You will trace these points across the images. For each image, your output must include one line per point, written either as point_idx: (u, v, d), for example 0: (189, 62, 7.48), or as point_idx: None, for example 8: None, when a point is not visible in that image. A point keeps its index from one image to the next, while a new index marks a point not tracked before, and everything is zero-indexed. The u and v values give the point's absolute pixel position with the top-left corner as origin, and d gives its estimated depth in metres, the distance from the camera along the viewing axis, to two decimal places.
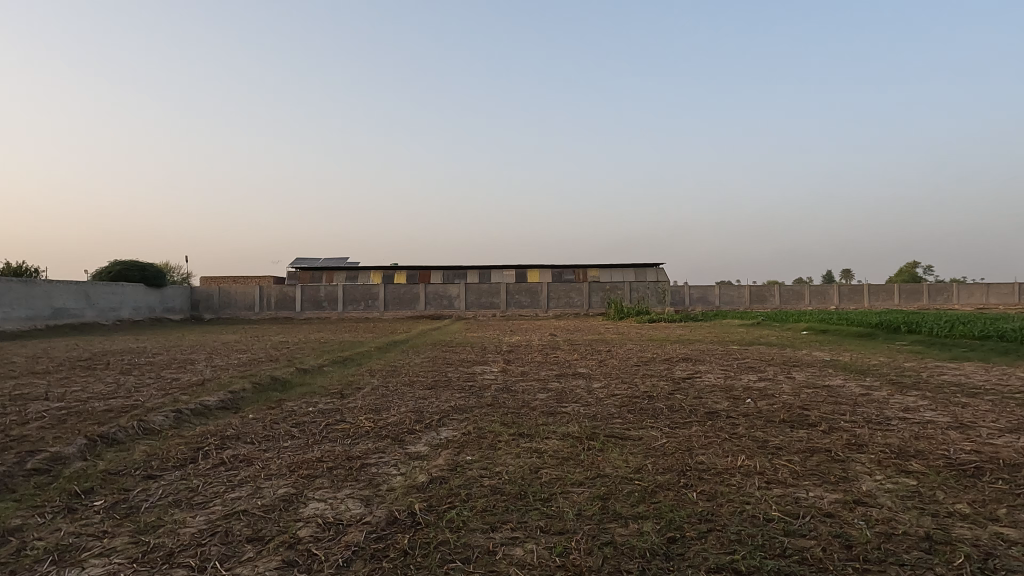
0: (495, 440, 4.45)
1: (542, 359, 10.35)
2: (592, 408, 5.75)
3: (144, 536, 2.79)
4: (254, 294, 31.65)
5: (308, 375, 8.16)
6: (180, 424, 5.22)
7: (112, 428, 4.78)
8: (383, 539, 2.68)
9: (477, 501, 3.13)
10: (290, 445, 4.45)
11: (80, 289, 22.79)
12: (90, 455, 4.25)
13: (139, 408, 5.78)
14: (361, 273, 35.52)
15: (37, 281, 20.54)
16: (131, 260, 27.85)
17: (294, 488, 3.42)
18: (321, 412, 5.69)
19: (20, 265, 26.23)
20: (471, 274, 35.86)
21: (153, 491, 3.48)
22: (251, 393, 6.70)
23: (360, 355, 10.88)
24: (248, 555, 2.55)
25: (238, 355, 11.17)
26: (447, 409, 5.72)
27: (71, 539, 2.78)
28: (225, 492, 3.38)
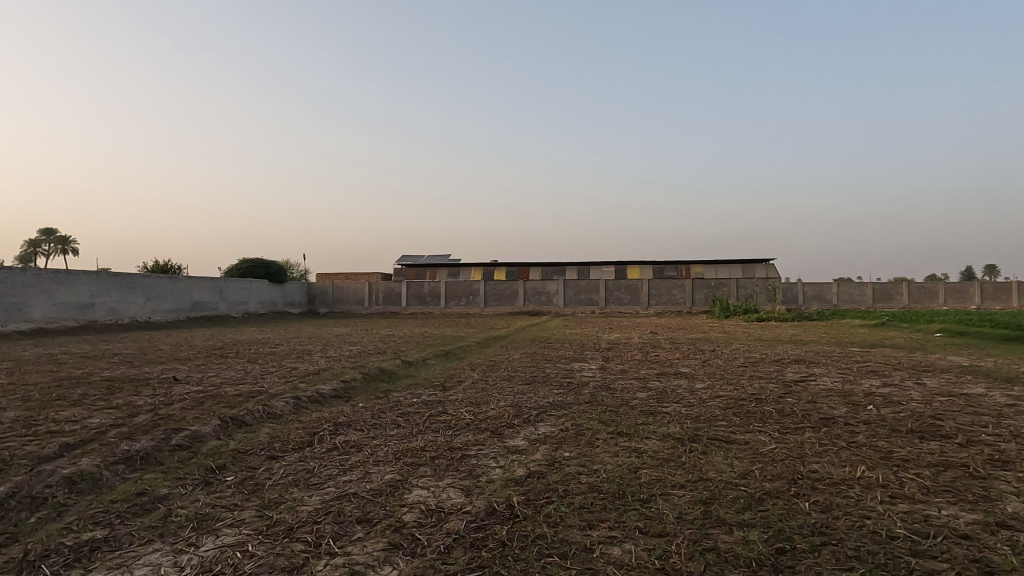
0: (593, 438, 4.43)
1: (642, 357, 10.11)
2: (696, 409, 5.54)
3: (268, 511, 3.04)
4: (364, 290, 33.49)
5: (413, 368, 8.54)
6: (299, 410, 5.64)
7: (241, 412, 5.25)
8: (482, 529, 2.75)
9: (575, 497, 3.13)
10: (396, 434, 4.67)
11: (215, 285, 25.22)
12: (222, 435, 4.69)
13: (263, 393, 6.31)
14: (463, 269, 36.55)
15: (181, 277, 22.92)
16: (257, 258, 30.53)
17: (399, 474, 3.60)
18: (425, 403, 5.93)
19: (166, 264, 29.56)
20: (571, 270, 35.77)
21: (276, 470, 3.79)
22: (362, 383, 7.10)
23: (461, 349, 11.15)
24: (358, 535, 2.71)
25: (349, 347, 11.89)
26: (544, 405, 5.75)
27: (207, 509, 3.09)
28: (338, 475, 3.62)
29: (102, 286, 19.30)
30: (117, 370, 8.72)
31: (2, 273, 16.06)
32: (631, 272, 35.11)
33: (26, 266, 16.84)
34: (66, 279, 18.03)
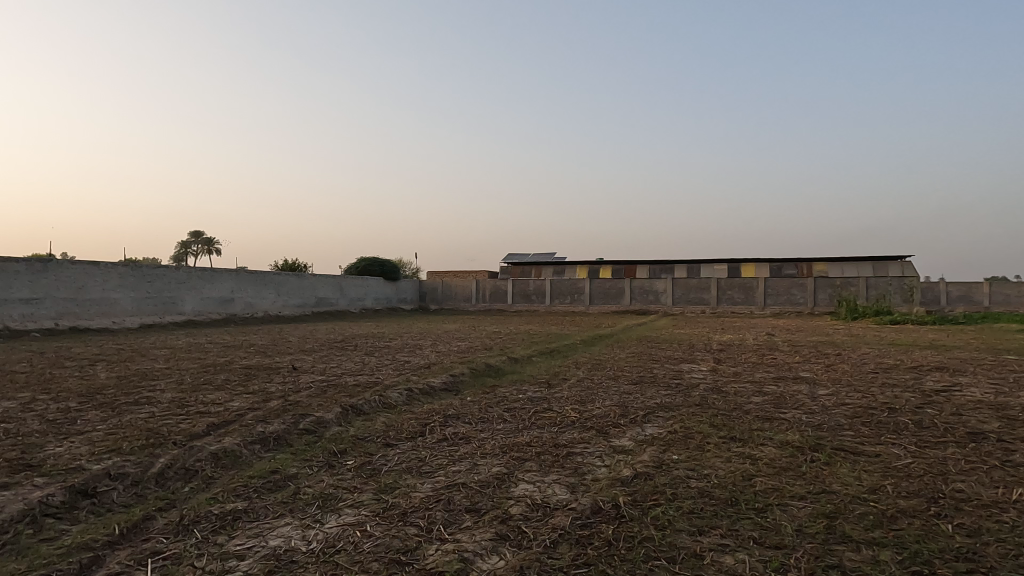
0: (703, 442, 4.27)
1: (757, 360, 9.58)
2: (818, 417, 5.17)
3: (384, 495, 3.22)
4: (472, 288, 34.44)
5: (518, 364, 8.66)
6: (412, 401, 5.92)
7: (360, 401, 5.60)
8: (587, 527, 2.75)
9: (684, 502, 3.04)
10: (503, 428, 4.76)
11: (336, 281, 27.00)
12: (343, 422, 5.03)
13: (379, 384, 6.69)
14: (568, 267, 36.52)
15: (306, 274, 24.78)
16: (373, 257, 32.44)
17: (506, 468, 3.67)
18: (531, 399, 6.00)
19: (294, 262, 32.13)
20: (680, 268, 34.60)
21: (391, 457, 4.00)
22: (470, 378, 7.31)
23: (566, 347, 11.15)
24: (467, 524, 2.81)
25: (458, 343, 12.30)
26: (651, 405, 5.62)
27: (331, 489, 3.33)
28: (447, 465, 3.76)
29: (241, 283, 21.33)
30: (253, 359, 9.62)
31: (161, 271, 18.23)
32: (745, 270, 33.37)
33: (180, 265, 18.99)
34: (212, 276, 20.11)
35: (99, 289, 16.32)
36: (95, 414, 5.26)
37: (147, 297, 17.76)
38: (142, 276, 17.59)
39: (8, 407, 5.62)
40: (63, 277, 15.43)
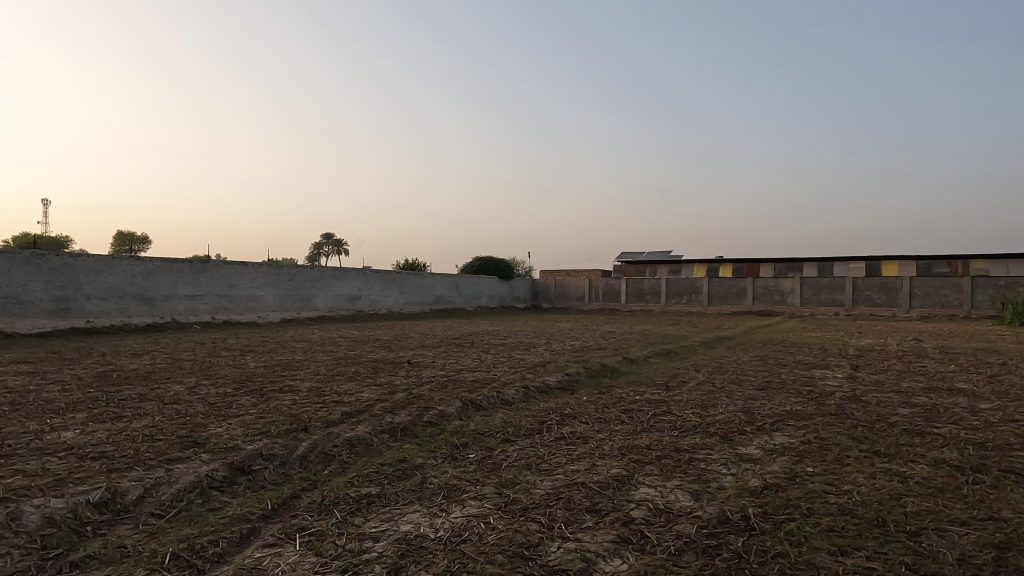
0: (842, 454, 3.94)
1: (903, 368, 8.69)
2: (980, 434, 4.59)
3: (506, 490, 3.30)
4: (585, 287, 34.29)
5: (634, 365, 8.50)
6: (528, 399, 6.01)
7: (479, 396, 5.77)
8: (714, 537, 2.64)
9: (822, 518, 2.83)
10: (620, 429, 4.70)
11: (453, 280, 28.01)
12: (463, 416, 5.22)
13: (496, 381, 6.85)
14: (685, 266, 35.27)
15: (425, 273, 25.95)
16: (489, 257, 33.49)
17: (625, 470, 3.62)
18: (649, 401, 5.86)
19: (415, 262, 33.76)
20: (809, 267, 32.21)
21: (510, 453, 4.09)
22: (585, 378, 7.28)
23: (684, 349, 10.78)
24: (588, 524, 2.80)
25: (572, 342, 12.29)
26: (779, 413, 5.29)
27: (455, 481, 3.47)
28: (566, 464, 3.77)
29: (367, 281, 22.78)
30: (379, 353, 10.24)
31: (299, 270, 19.92)
32: (886, 268, 30.37)
33: (315, 265, 20.63)
34: (342, 275, 21.64)
35: (248, 286, 18.15)
36: (247, 399, 5.87)
37: (287, 294, 19.47)
38: (283, 275, 19.32)
39: (178, 390, 6.42)
40: (219, 276, 17.33)
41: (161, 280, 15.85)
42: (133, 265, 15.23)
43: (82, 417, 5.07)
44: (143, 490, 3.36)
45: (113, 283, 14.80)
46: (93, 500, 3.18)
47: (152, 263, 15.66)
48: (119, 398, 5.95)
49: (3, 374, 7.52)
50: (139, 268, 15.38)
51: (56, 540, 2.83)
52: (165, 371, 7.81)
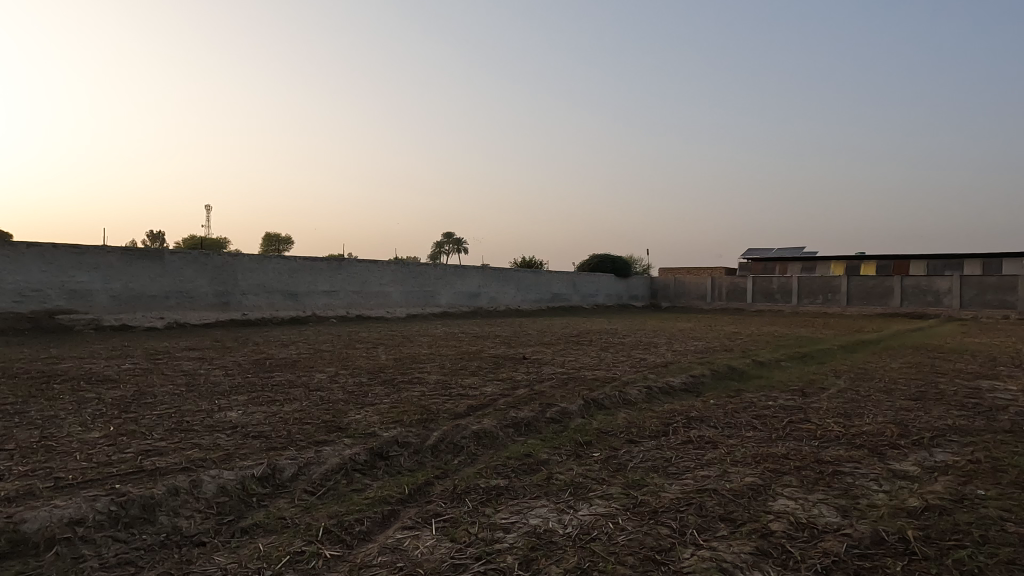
0: (1022, 478, 3.46)
1: None
2: None
3: (633, 491, 3.25)
4: (707, 285, 32.87)
5: (765, 369, 8.01)
6: (651, 399, 5.87)
7: (601, 395, 5.73)
8: (868, 559, 2.43)
9: (999, 548, 2.50)
10: (753, 436, 4.46)
11: (570, 277, 28.04)
12: (586, 414, 5.21)
13: (618, 380, 6.75)
14: (820, 264, 32.65)
15: (542, 271, 26.21)
16: (607, 255, 33.27)
17: (761, 479, 3.43)
18: (783, 408, 5.50)
19: (532, 260, 34.20)
20: (971, 264, 28.54)
21: (636, 454, 4.02)
22: (711, 380, 6.98)
23: (821, 353, 9.98)
24: (723, 532, 2.69)
25: (695, 342, 11.83)
26: (940, 427, 4.74)
27: (581, 479, 3.48)
28: (695, 469, 3.64)
29: (487, 278, 23.41)
30: (499, 348, 10.49)
31: (423, 268, 20.90)
32: None
33: (438, 262, 21.54)
34: (463, 272, 22.41)
35: (378, 283, 19.35)
36: (381, 389, 6.27)
37: (413, 290, 20.51)
38: (409, 272, 20.38)
39: (321, 378, 7.01)
40: (353, 273, 18.63)
41: (304, 277, 17.33)
42: (280, 263, 16.80)
43: (243, 399, 5.70)
44: (297, 468, 3.71)
45: (264, 279, 16.42)
46: (256, 474, 3.55)
47: (297, 261, 17.18)
48: (273, 383, 6.61)
49: (180, 358, 8.63)
50: (286, 265, 16.93)
51: (228, 508, 3.21)
52: (308, 361, 8.54)
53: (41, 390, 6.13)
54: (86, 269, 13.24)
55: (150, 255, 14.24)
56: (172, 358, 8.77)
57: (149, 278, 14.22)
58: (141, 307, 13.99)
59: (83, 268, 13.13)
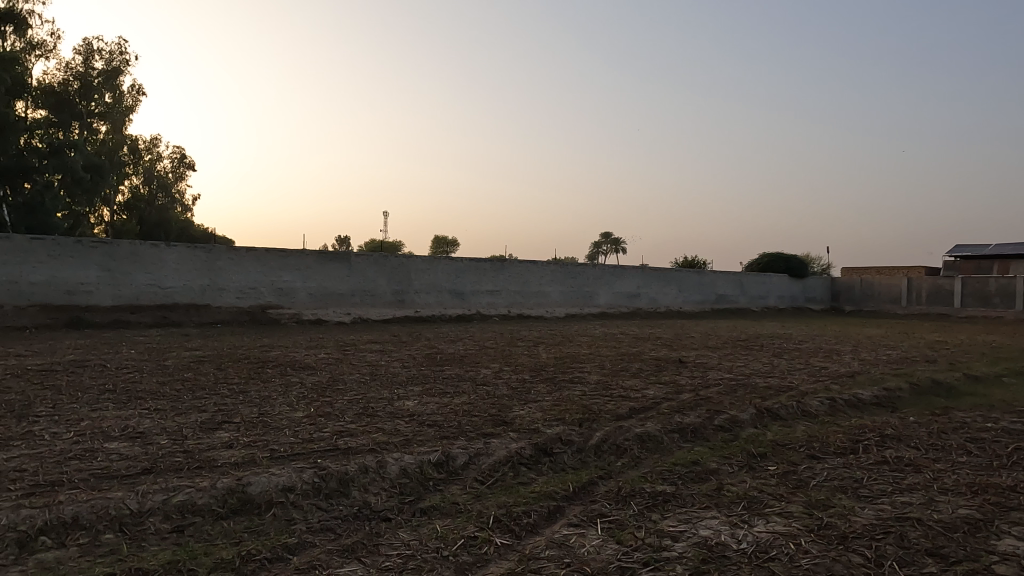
0: None
1: None
2: None
3: (817, 511, 2.97)
4: (902, 287, 28.96)
5: (982, 385, 6.84)
6: (835, 413, 5.32)
7: (776, 405, 5.32)
8: None
9: None
10: (967, 462, 3.85)
11: (737, 278, 26.39)
12: (758, 424, 4.87)
13: (794, 389, 6.22)
14: None
15: (706, 271, 24.98)
16: (779, 253, 30.72)
17: (980, 513, 2.94)
18: (1008, 431, 4.66)
19: (695, 261, 32.73)
20: None
21: (819, 471, 3.67)
22: (910, 395, 6.14)
23: None
24: (930, 569, 2.36)
25: (888, 351, 10.47)
26: None
27: (755, 493, 3.27)
28: (893, 493, 3.23)
29: (646, 279, 22.86)
30: (660, 351, 10.19)
31: (582, 268, 20.98)
32: None
33: (597, 262, 21.49)
34: (622, 273, 22.11)
35: (537, 283, 19.81)
36: (542, 386, 6.43)
37: (571, 290, 20.68)
38: (568, 272, 20.61)
39: (486, 373, 7.36)
40: (514, 273, 19.28)
41: (469, 277, 18.31)
42: (449, 264, 17.92)
43: (418, 390, 6.18)
44: (468, 457, 3.92)
45: (434, 279, 17.63)
46: (432, 459, 3.83)
47: (463, 262, 18.20)
48: (443, 376, 7.08)
49: (364, 350, 9.58)
50: (453, 267, 18.03)
51: (408, 489, 3.50)
52: (475, 356, 9.01)
53: (258, 373, 7.18)
54: (291, 270, 15.25)
55: (340, 257, 16.01)
56: (358, 349, 9.77)
57: (339, 278, 15.97)
58: (332, 303, 15.76)
59: (288, 269, 15.17)
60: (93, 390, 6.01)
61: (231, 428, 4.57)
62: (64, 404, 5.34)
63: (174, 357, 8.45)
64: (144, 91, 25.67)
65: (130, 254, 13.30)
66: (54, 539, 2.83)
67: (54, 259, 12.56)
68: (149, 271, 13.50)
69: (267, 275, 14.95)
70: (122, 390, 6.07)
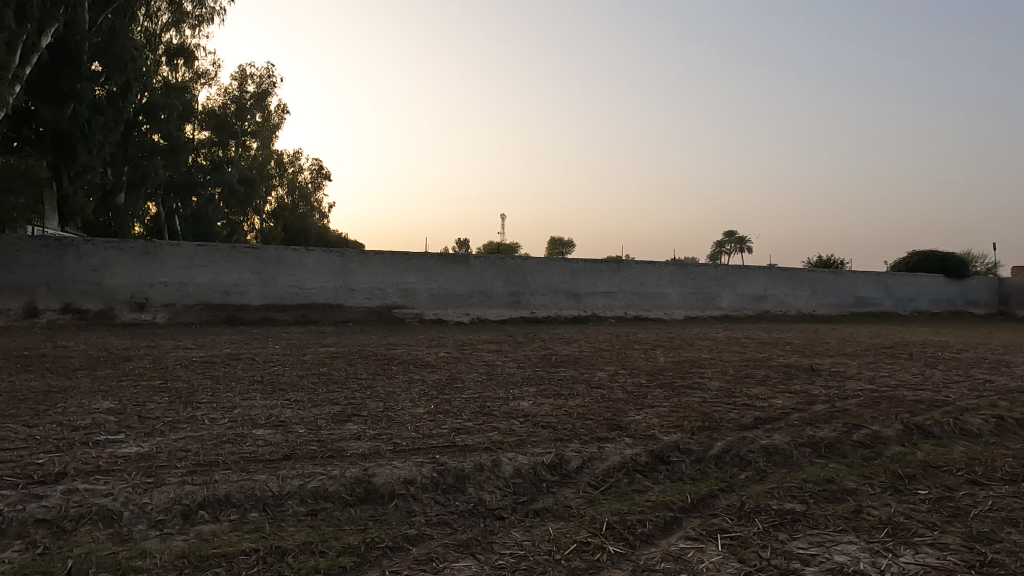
0: None
1: None
2: None
3: (978, 545, 2.65)
4: None
5: None
6: (1003, 433, 4.66)
7: (928, 421, 4.76)
8: None
9: None
10: None
11: (881, 279, 23.99)
12: (906, 442, 4.39)
13: (951, 405, 5.52)
14: None
15: (843, 272, 22.97)
16: (932, 251, 27.50)
17: None
18: None
19: (831, 261, 30.19)
20: None
21: (982, 498, 3.24)
22: None
23: None
24: None
25: None
26: None
27: (901, 519, 2.97)
28: None
29: (774, 280, 21.47)
30: (790, 357, 9.50)
31: (702, 269, 20.14)
32: None
33: (719, 263, 20.54)
34: (747, 273, 20.94)
35: (655, 285, 19.27)
36: (660, 392, 6.23)
37: (691, 292, 19.89)
38: (688, 273, 19.86)
39: (602, 376, 7.27)
40: (631, 274, 18.93)
41: (585, 278, 18.23)
42: (564, 265, 17.98)
43: (533, 391, 6.24)
44: (582, 460, 3.90)
45: (550, 281, 17.75)
46: (545, 461, 3.84)
47: (578, 263, 18.18)
48: (558, 378, 7.09)
49: (482, 350, 9.85)
50: (569, 268, 18.05)
51: (522, 489, 3.54)
52: (590, 359, 8.93)
53: (384, 369, 7.62)
54: (414, 272, 16.06)
55: (459, 260, 16.63)
56: (476, 349, 10.06)
57: (459, 280, 16.57)
58: (453, 303, 16.34)
59: (412, 270, 16.00)
60: (245, 381, 6.70)
61: (359, 421, 4.88)
62: (221, 393, 5.99)
63: (311, 352, 9.19)
64: (287, 109, 28.43)
65: (275, 258, 14.70)
66: (210, 514, 3.18)
67: (215, 263, 14.18)
68: (292, 273, 14.83)
69: (393, 277, 15.86)
70: (268, 381, 6.71)
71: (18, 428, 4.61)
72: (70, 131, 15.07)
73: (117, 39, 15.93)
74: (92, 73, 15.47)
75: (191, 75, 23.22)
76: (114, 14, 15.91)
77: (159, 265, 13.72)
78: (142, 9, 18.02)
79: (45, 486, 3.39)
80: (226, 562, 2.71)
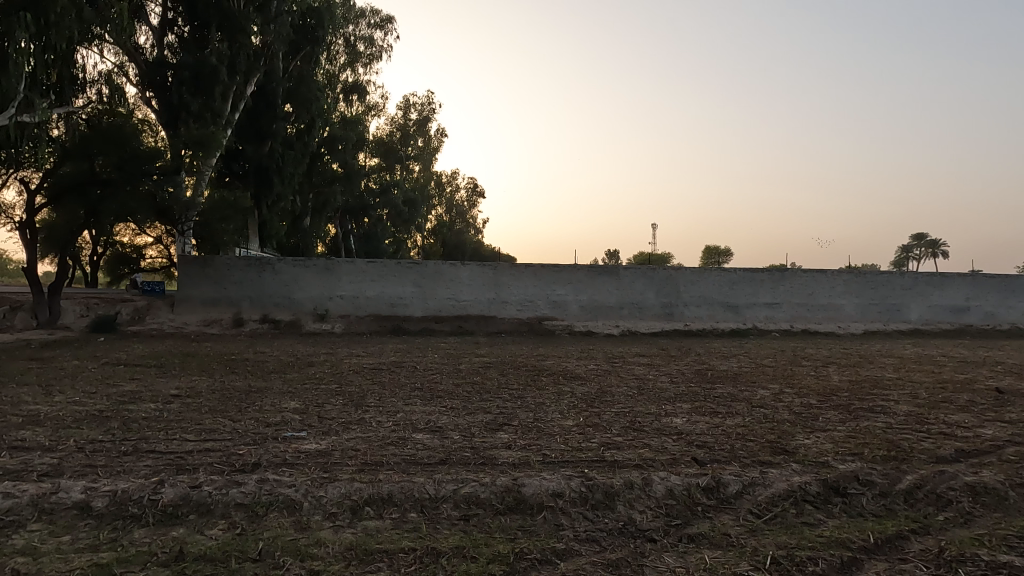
0: None
1: None
2: None
3: None
4: None
5: None
6: None
7: None
8: None
9: None
10: None
11: None
12: None
13: None
14: None
15: None
16: None
17: None
18: None
19: None
20: None
21: None
22: None
23: None
24: None
25: None
26: None
27: None
28: None
29: (978, 289, 18.48)
30: (1002, 380, 8.06)
31: (885, 277, 17.89)
32: None
33: (906, 270, 18.13)
34: (942, 282, 18.24)
35: (827, 295, 17.51)
36: (834, 414, 5.60)
37: (871, 303, 17.74)
38: (866, 282, 17.76)
39: (764, 394, 6.72)
40: (797, 284, 17.39)
41: (744, 288, 17.10)
42: (721, 275, 17.02)
43: (687, 407, 5.94)
44: (742, 485, 3.62)
45: (705, 292, 16.90)
46: (701, 483, 3.62)
47: (737, 272, 17.08)
48: (716, 395, 6.68)
49: (632, 363, 9.62)
50: (726, 278, 17.04)
51: (675, 512, 3.37)
52: (750, 375, 8.32)
53: (534, 380, 7.72)
54: (564, 283, 16.18)
55: (608, 270, 16.47)
56: (626, 362, 9.86)
57: (609, 291, 16.40)
58: (602, 315, 16.21)
59: (562, 282, 16.14)
60: (407, 387, 7.20)
61: (510, 431, 4.99)
62: (387, 397, 6.50)
63: (467, 362, 9.63)
64: (446, 133, 30.40)
65: (435, 272, 15.66)
66: (375, 511, 3.42)
67: (382, 278, 15.46)
68: (449, 286, 15.68)
69: (543, 289, 16.10)
70: (428, 388, 7.14)
71: (225, 421, 5.39)
72: (268, 164, 17.36)
73: (304, 82, 18.15)
74: (285, 113, 17.74)
75: (364, 109, 25.70)
76: (301, 61, 18.14)
77: (336, 280, 15.27)
78: (325, 54, 20.37)
79: (243, 474, 3.90)
80: (388, 558, 2.89)
